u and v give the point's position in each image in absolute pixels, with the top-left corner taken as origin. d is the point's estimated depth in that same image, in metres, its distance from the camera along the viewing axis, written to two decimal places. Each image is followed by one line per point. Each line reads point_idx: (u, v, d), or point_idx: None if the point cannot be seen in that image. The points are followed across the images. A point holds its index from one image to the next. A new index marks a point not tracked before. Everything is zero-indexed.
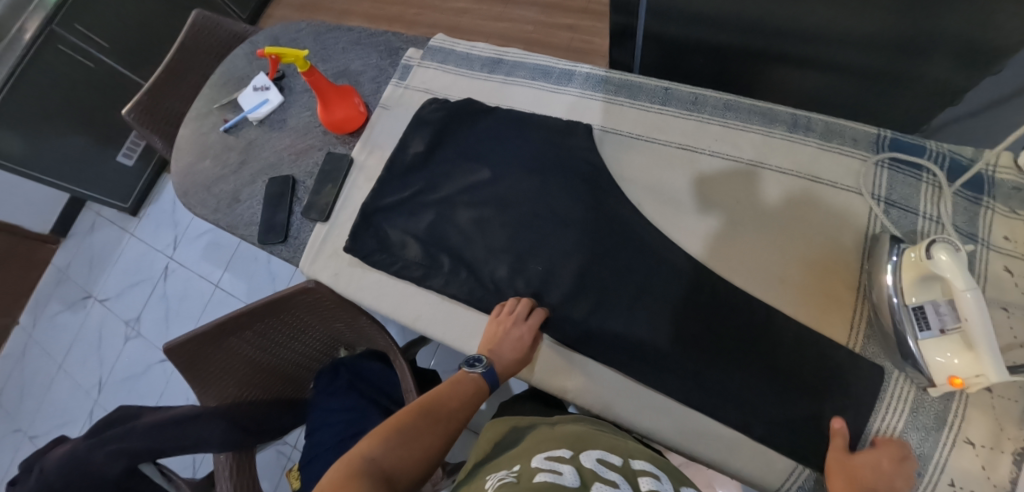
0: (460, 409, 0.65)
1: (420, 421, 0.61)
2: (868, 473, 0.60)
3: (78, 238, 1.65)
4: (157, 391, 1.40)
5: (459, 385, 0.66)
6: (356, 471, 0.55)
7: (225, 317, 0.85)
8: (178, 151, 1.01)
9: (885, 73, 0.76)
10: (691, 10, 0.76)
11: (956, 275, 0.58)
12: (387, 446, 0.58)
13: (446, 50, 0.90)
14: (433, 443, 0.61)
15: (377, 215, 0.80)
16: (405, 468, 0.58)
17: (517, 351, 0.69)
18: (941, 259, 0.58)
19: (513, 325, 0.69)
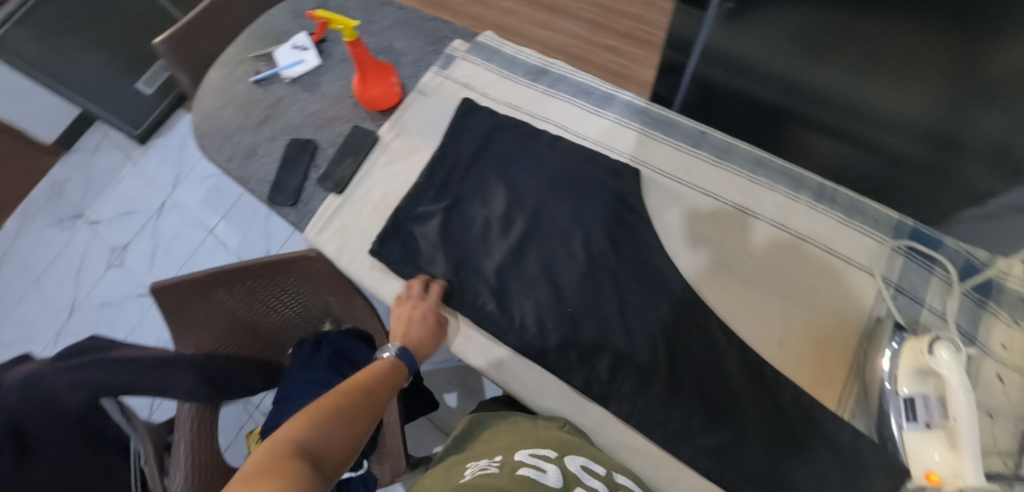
0: (384, 390, 0.61)
1: (346, 404, 0.57)
2: None
3: (79, 156, 1.62)
4: (130, 324, 1.38)
5: (378, 369, 0.63)
6: (279, 456, 0.48)
7: (217, 270, 0.83)
8: (203, 93, 1.00)
9: (918, 163, 0.77)
10: (740, 62, 0.77)
11: (953, 376, 0.58)
12: (314, 429, 0.52)
13: (493, 48, 0.90)
14: (360, 425, 0.56)
15: (409, 223, 0.78)
16: (334, 451, 0.52)
17: (427, 329, 0.70)
18: (942, 356, 0.59)
19: (416, 306, 0.71)
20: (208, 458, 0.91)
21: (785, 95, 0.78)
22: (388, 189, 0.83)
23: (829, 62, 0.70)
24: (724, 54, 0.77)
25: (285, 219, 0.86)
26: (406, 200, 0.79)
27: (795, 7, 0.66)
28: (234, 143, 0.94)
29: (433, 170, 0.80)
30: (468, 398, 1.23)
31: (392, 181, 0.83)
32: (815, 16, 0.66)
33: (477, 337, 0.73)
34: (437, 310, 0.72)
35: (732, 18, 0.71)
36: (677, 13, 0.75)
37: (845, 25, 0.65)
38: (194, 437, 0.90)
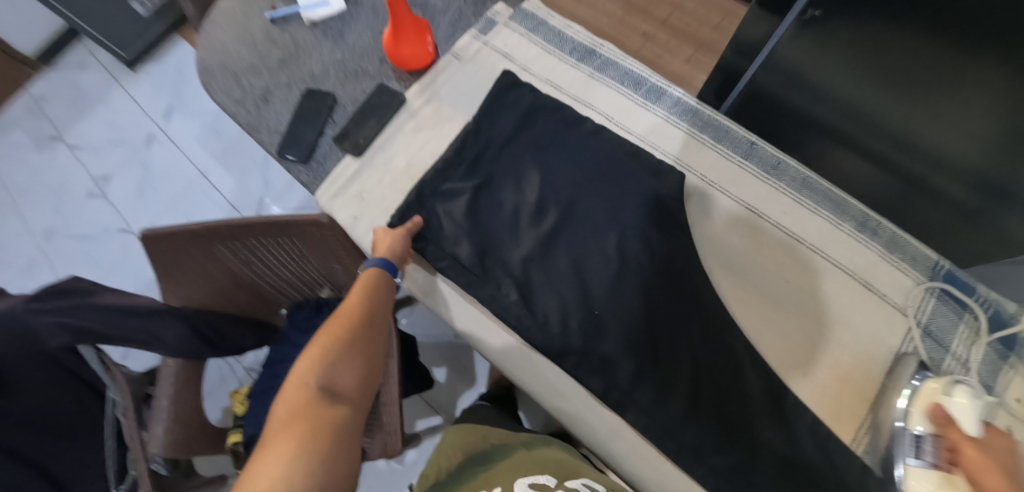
0: (377, 304, 0.65)
1: (344, 331, 0.61)
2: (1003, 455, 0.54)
3: (62, 70, 1.50)
4: (112, 258, 1.32)
5: (367, 283, 0.65)
6: (298, 401, 0.55)
7: (220, 224, 0.78)
8: (213, 25, 0.91)
9: (956, 205, 0.75)
10: (803, 76, 0.73)
11: (964, 416, 0.57)
12: (320, 367, 0.58)
13: (538, 18, 0.84)
14: (365, 346, 0.62)
15: (433, 198, 0.72)
16: (346, 379, 0.59)
17: (407, 244, 0.70)
18: (960, 400, 0.58)
19: (386, 233, 0.69)
20: (190, 416, 0.87)
21: (836, 115, 0.75)
22: (412, 158, 0.77)
23: (897, 92, 0.66)
24: (789, 67, 0.73)
25: (296, 177, 0.80)
26: (432, 173, 0.73)
27: (875, 28, 0.61)
28: (245, 85, 0.86)
29: (463, 145, 0.74)
30: (457, 375, 1.21)
31: (418, 150, 0.78)
32: (894, 41, 0.61)
33: (495, 330, 0.71)
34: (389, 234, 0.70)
35: (806, 27, 0.66)
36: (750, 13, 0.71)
37: (924, 58, 0.61)
38: (178, 392, 0.86)
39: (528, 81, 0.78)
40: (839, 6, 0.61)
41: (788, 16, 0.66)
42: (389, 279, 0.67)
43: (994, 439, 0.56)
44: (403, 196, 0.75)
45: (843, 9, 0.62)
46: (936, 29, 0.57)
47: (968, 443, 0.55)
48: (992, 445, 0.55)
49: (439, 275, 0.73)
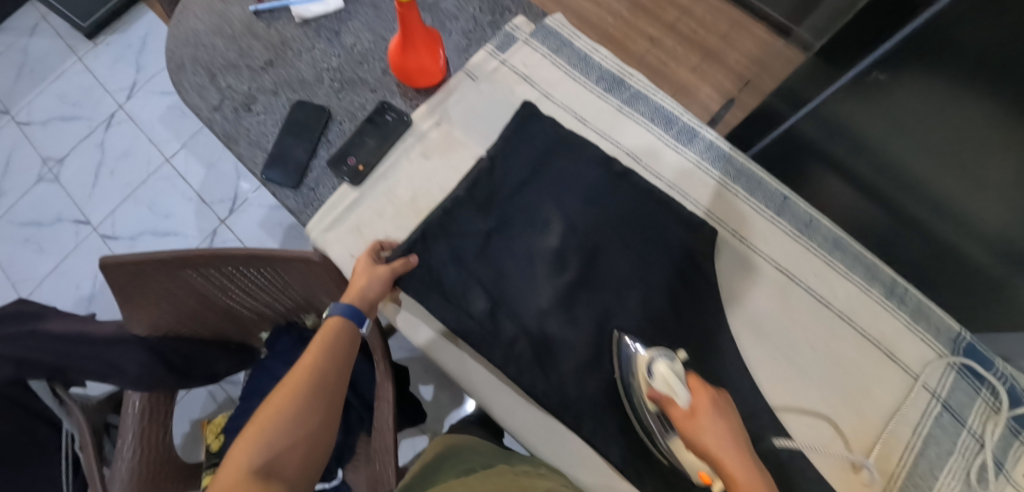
0: (336, 362, 0.58)
1: (294, 399, 0.54)
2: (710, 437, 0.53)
3: (8, 34, 1.33)
4: (64, 250, 1.20)
5: (330, 336, 0.59)
6: (229, 485, 0.49)
7: (192, 253, 0.69)
8: (184, 12, 0.79)
9: (981, 274, 0.73)
10: (854, 131, 0.70)
11: (675, 390, 0.55)
12: (262, 444, 0.52)
13: (563, 37, 0.76)
14: (317, 415, 0.55)
15: (441, 241, 0.65)
16: (290, 456, 0.53)
17: (386, 287, 0.62)
18: (662, 373, 0.56)
19: (368, 268, 0.63)
20: (156, 453, 0.79)
21: (874, 171, 0.72)
22: (418, 189, 0.70)
23: (942, 163, 0.65)
24: (839, 122, 0.70)
25: (283, 203, 0.70)
26: (438, 212, 0.66)
27: (937, 92, 0.59)
28: (223, 87, 0.75)
29: (476, 182, 0.67)
30: (444, 392, 1.16)
31: (424, 181, 0.70)
32: (952, 109, 0.59)
33: (505, 390, 0.64)
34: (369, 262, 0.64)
35: (862, 85, 0.64)
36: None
37: (973, 133, 0.60)
38: (144, 428, 0.79)
39: (549, 112, 0.73)
40: (907, 65, 0.59)
41: (850, 70, 0.64)
42: (355, 327, 0.60)
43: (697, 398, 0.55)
44: (406, 233, 0.68)
45: (908, 68, 0.60)
46: (1002, 103, 0.55)
47: (685, 417, 0.54)
48: (697, 416, 0.54)
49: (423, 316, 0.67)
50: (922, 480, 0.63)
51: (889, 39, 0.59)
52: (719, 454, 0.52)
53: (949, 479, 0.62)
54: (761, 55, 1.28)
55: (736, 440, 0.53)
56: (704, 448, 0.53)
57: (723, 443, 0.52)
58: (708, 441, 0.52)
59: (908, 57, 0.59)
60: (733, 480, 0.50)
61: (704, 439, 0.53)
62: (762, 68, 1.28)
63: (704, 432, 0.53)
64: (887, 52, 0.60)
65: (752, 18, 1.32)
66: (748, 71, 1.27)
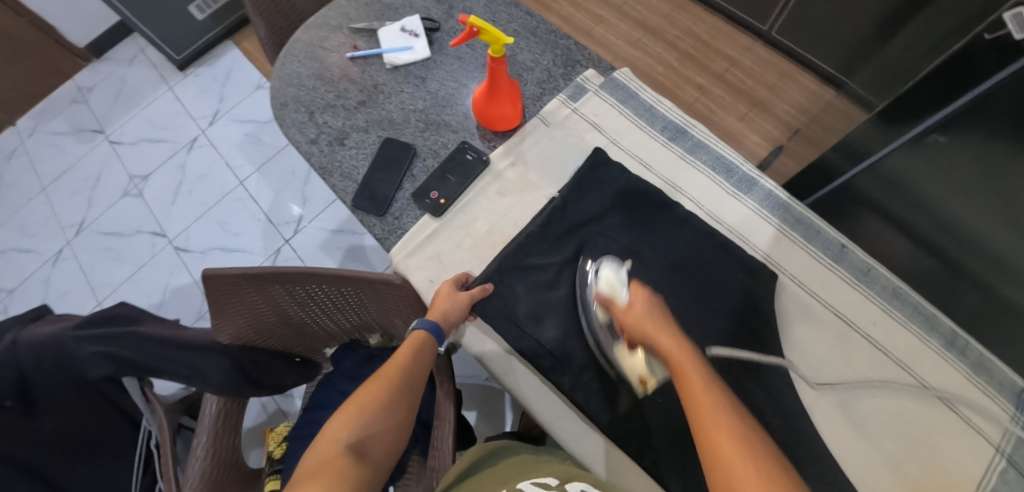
0: (421, 367, 0.65)
1: (384, 392, 0.62)
2: (647, 322, 0.59)
3: (109, 64, 1.47)
4: (141, 260, 1.29)
5: (415, 344, 0.65)
6: (328, 455, 0.57)
7: (284, 269, 0.75)
8: (289, 55, 0.88)
9: None
10: (911, 187, 0.75)
11: (617, 290, 0.64)
12: (355, 426, 0.60)
13: (630, 90, 0.82)
14: (400, 411, 0.63)
15: (514, 272, 0.71)
16: (377, 441, 0.60)
17: (465, 312, 0.68)
18: (608, 279, 0.66)
19: (451, 293, 0.68)
20: (226, 456, 0.84)
21: (934, 228, 0.76)
22: (494, 224, 0.76)
23: (993, 217, 0.70)
24: (896, 176, 0.75)
25: (368, 229, 0.77)
26: (513, 246, 0.72)
27: (995, 148, 0.65)
28: (320, 123, 0.83)
29: (549, 219, 0.73)
30: (487, 419, 1.18)
31: (500, 217, 0.76)
32: (1011, 166, 0.65)
33: (573, 418, 0.68)
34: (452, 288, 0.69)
35: (921, 141, 0.69)
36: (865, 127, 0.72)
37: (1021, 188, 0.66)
38: (218, 431, 0.83)
39: (617, 158, 0.78)
40: (964, 126, 0.66)
41: (907, 133, 0.69)
42: (434, 344, 0.67)
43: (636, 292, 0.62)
44: (482, 264, 0.74)
45: (969, 129, 0.66)
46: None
47: (623, 306, 0.62)
48: (632, 305, 0.61)
49: (492, 339, 0.72)
50: None
51: (951, 103, 0.64)
52: (653, 333, 0.58)
53: None
54: (809, 105, 1.33)
55: (667, 321, 0.60)
56: (642, 331, 0.59)
57: (655, 321, 0.59)
58: (644, 324, 0.59)
59: (965, 119, 0.65)
60: (666, 350, 0.57)
61: (639, 320, 0.60)
62: (810, 118, 1.32)
63: (639, 316, 0.60)
64: (947, 116, 0.65)
65: (800, 69, 1.37)
66: (796, 120, 1.32)
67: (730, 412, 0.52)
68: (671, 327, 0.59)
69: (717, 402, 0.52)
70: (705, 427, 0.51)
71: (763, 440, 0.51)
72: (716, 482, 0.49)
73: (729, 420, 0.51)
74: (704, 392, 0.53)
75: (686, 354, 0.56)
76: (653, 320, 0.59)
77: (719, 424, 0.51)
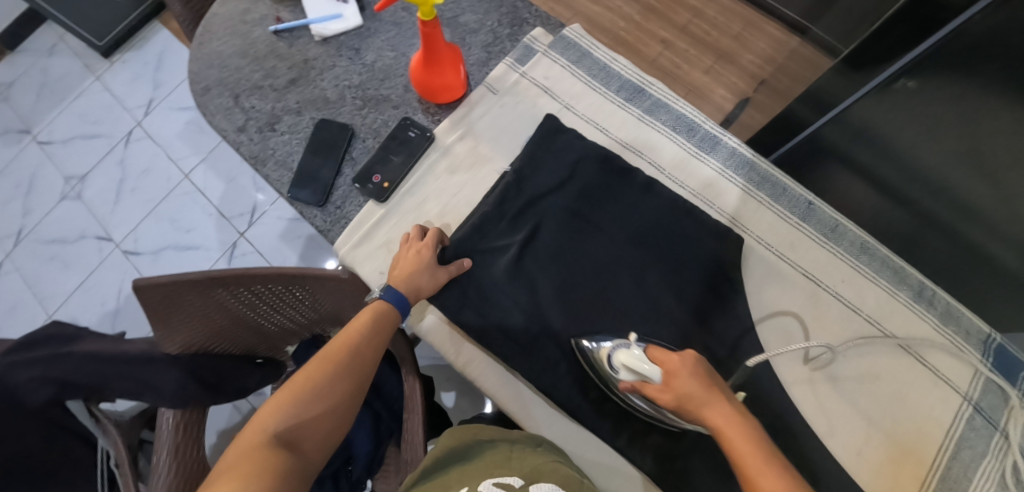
0: (370, 346, 0.61)
1: (326, 374, 0.58)
2: (694, 398, 0.54)
3: (28, 56, 1.36)
4: (88, 267, 1.22)
5: (366, 321, 0.62)
6: (250, 446, 0.53)
7: (225, 271, 0.70)
8: (206, 33, 0.80)
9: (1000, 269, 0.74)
10: (878, 134, 0.70)
11: (643, 373, 0.56)
12: (287, 412, 0.56)
13: (582, 48, 0.76)
14: (342, 396, 0.59)
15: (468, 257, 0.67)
16: (312, 430, 0.56)
17: (439, 286, 0.65)
18: (629, 371, 0.57)
19: (432, 263, 0.65)
20: (194, 468, 0.80)
21: (904, 179, 0.73)
22: (445, 206, 0.71)
23: (962, 167, 0.66)
24: (863, 125, 0.70)
25: (310, 221, 0.72)
26: (466, 229, 0.68)
27: (962, 95, 0.60)
28: (248, 108, 0.76)
29: (503, 196, 0.69)
30: (465, 399, 1.17)
31: (450, 197, 0.71)
32: (978, 111, 0.61)
33: (540, 403, 0.66)
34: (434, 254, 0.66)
35: (888, 88, 0.64)
36: (829, 72, 0.68)
37: (999, 136, 0.61)
38: (179, 444, 0.80)
39: (571, 123, 0.73)
40: (934, 71, 0.60)
41: (872, 80, 0.64)
42: (397, 318, 0.63)
43: (671, 366, 0.56)
44: None
45: (939, 74, 0.60)
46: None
47: (660, 383, 0.55)
48: (673, 382, 0.55)
49: (468, 340, 0.68)
50: (956, 483, 0.62)
51: (915, 49, 0.59)
52: (700, 412, 0.53)
53: (983, 482, 0.62)
54: (775, 55, 1.27)
55: (713, 389, 0.54)
56: (690, 408, 0.54)
57: (698, 395, 0.54)
58: (691, 401, 0.54)
59: (936, 65, 0.59)
60: (719, 429, 0.52)
61: (682, 401, 0.54)
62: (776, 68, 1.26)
63: (680, 394, 0.54)
64: (914, 60, 0.60)
65: (764, 17, 1.30)
66: (762, 71, 1.26)
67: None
68: (720, 395, 0.54)
69: (779, 479, 0.48)
70: None
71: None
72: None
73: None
74: (767, 477, 0.48)
75: (737, 427, 0.51)
76: (699, 389, 0.54)
77: None
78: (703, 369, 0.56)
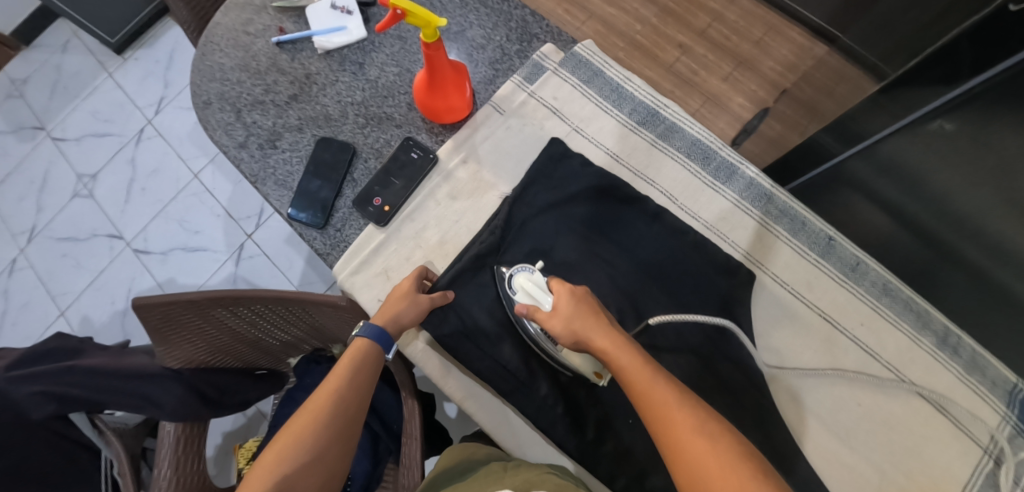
0: (356, 390, 0.59)
1: (313, 427, 0.56)
2: (575, 321, 0.54)
3: (42, 51, 1.36)
4: (99, 265, 1.23)
5: (350, 364, 0.60)
6: None
7: (224, 293, 0.69)
8: (208, 44, 0.78)
9: None
10: (908, 167, 0.66)
11: (539, 298, 0.57)
12: (277, 472, 0.54)
13: (594, 66, 0.72)
14: (333, 447, 0.57)
15: (469, 287, 0.65)
16: (304, 485, 0.55)
17: (420, 316, 0.63)
18: (527, 292, 0.58)
19: (409, 292, 0.63)
20: (195, 480, 0.81)
21: (933, 216, 0.69)
22: (445, 233, 0.69)
23: (998, 211, 0.62)
24: (890, 160, 0.67)
25: (309, 243, 0.70)
26: (467, 258, 0.66)
27: (1002, 140, 0.56)
28: (248, 124, 0.74)
29: (506, 224, 0.66)
30: None
31: (451, 224, 0.69)
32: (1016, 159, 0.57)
33: (538, 441, 0.64)
34: (414, 286, 0.64)
35: (923, 125, 0.60)
36: (862, 102, 0.65)
37: None
38: (179, 457, 0.80)
39: (579, 147, 0.70)
40: (973, 112, 0.56)
41: (907, 114, 0.61)
42: (380, 351, 0.61)
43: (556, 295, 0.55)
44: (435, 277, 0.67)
45: (974, 115, 0.57)
46: None
47: (546, 312, 0.55)
48: (557, 308, 0.55)
49: (461, 369, 0.66)
50: None
51: (953, 89, 0.56)
52: (583, 335, 0.53)
53: None
54: (798, 62, 1.22)
55: (598, 317, 0.54)
56: (573, 335, 0.53)
57: (581, 318, 0.54)
58: (573, 328, 0.53)
59: (978, 105, 0.55)
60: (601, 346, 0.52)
61: (567, 324, 0.54)
62: (800, 76, 1.20)
63: (566, 319, 0.54)
64: (952, 101, 0.56)
65: (788, 21, 1.25)
66: (784, 79, 1.21)
67: (680, 400, 0.48)
68: (598, 317, 0.54)
69: (660, 390, 0.48)
70: (653, 425, 0.47)
71: (727, 432, 0.46)
72: (679, 478, 0.45)
73: (675, 406, 0.47)
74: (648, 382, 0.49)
75: (618, 347, 0.51)
76: (578, 312, 0.54)
77: (674, 417, 0.46)
78: (587, 294, 0.56)
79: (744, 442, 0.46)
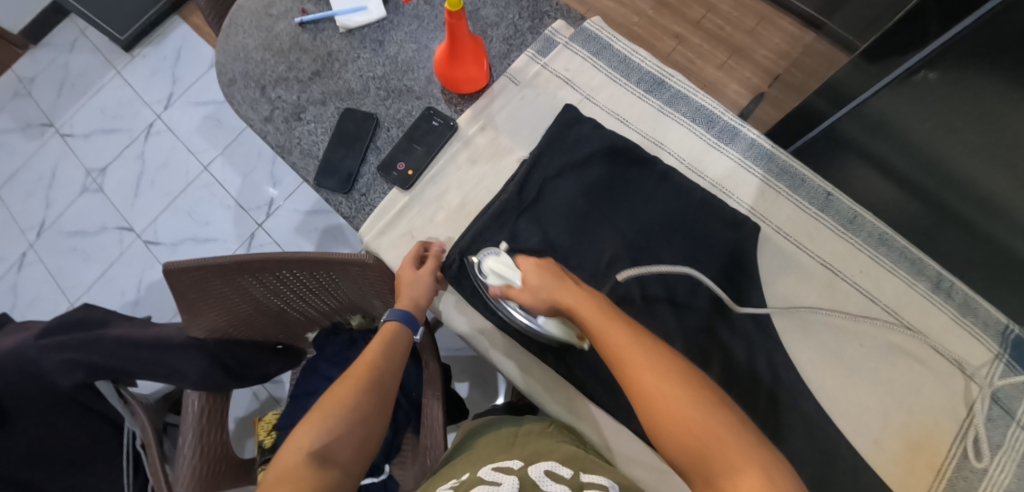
0: (391, 364, 0.62)
1: (354, 392, 0.59)
2: (545, 290, 0.58)
3: (50, 51, 1.39)
4: (108, 257, 1.24)
5: (386, 339, 0.64)
6: (290, 464, 0.54)
7: (252, 258, 0.71)
8: (232, 25, 0.81)
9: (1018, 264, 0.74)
10: (896, 124, 0.71)
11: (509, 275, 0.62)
12: (320, 431, 0.56)
13: (602, 40, 0.77)
14: (371, 411, 0.59)
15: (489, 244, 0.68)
16: (345, 445, 0.57)
17: (432, 290, 0.66)
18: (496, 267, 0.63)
19: (412, 274, 0.66)
20: (219, 451, 0.82)
21: (920, 171, 0.74)
22: (467, 195, 0.72)
23: (982, 161, 0.67)
24: (883, 120, 0.72)
25: (335, 208, 0.73)
26: (488, 214, 0.69)
27: (985, 88, 0.61)
28: (273, 98, 0.78)
29: (524, 183, 0.70)
30: (479, 390, 1.18)
31: (472, 187, 0.72)
32: (998, 107, 0.62)
33: (561, 387, 0.67)
34: (415, 268, 0.66)
35: (909, 79, 0.66)
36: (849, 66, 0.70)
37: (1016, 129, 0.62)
38: (203, 427, 0.82)
39: (590, 114, 0.74)
40: (955, 62, 0.61)
41: (895, 70, 0.66)
42: (408, 333, 0.65)
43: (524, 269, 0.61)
44: (458, 235, 0.71)
45: (959, 63, 0.61)
46: None
47: (518, 289, 0.61)
48: (527, 283, 0.60)
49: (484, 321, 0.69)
50: (972, 472, 0.63)
51: (933, 42, 0.61)
52: (551, 299, 0.57)
53: (1000, 470, 0.63)
54: (788, 50, 1.28)
55: (565, 281, 0.58)
56: (544, 301, 0.58)
57: (549, 287, 0.58)
58: (545, 298, 0.58)
59: (959, 56, 0.61)
60: (572, 307, 0.56)
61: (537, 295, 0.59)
62: (791, 63, 1.27)
63: (535, 289, 0.59)
64: (940, 51, 0.61)
65: (779, 12, 1.31)
66: (776, 65, 1.27)
67: (638, 344, 0.51)
68: (564, 281, 0.58)
69: (621, 335, 0.52)
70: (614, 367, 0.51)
71: None
72: (642, 413, 0.49)
73: (632, 347, 0.51)
74: (609, 330, 0.53)
75: (584, 306, 0.55)
76: (544, 281, 0.59)
77: (632, 358, 0.50)
78: (553, 265, 0.60)
79: (701, 379, 0.49)
